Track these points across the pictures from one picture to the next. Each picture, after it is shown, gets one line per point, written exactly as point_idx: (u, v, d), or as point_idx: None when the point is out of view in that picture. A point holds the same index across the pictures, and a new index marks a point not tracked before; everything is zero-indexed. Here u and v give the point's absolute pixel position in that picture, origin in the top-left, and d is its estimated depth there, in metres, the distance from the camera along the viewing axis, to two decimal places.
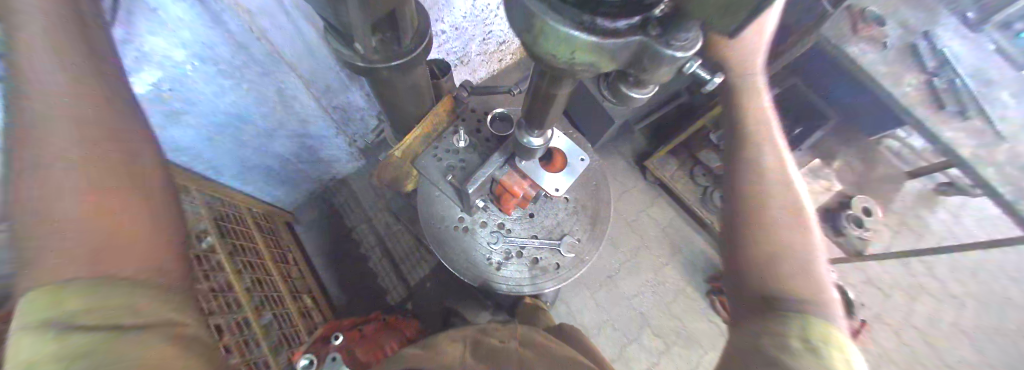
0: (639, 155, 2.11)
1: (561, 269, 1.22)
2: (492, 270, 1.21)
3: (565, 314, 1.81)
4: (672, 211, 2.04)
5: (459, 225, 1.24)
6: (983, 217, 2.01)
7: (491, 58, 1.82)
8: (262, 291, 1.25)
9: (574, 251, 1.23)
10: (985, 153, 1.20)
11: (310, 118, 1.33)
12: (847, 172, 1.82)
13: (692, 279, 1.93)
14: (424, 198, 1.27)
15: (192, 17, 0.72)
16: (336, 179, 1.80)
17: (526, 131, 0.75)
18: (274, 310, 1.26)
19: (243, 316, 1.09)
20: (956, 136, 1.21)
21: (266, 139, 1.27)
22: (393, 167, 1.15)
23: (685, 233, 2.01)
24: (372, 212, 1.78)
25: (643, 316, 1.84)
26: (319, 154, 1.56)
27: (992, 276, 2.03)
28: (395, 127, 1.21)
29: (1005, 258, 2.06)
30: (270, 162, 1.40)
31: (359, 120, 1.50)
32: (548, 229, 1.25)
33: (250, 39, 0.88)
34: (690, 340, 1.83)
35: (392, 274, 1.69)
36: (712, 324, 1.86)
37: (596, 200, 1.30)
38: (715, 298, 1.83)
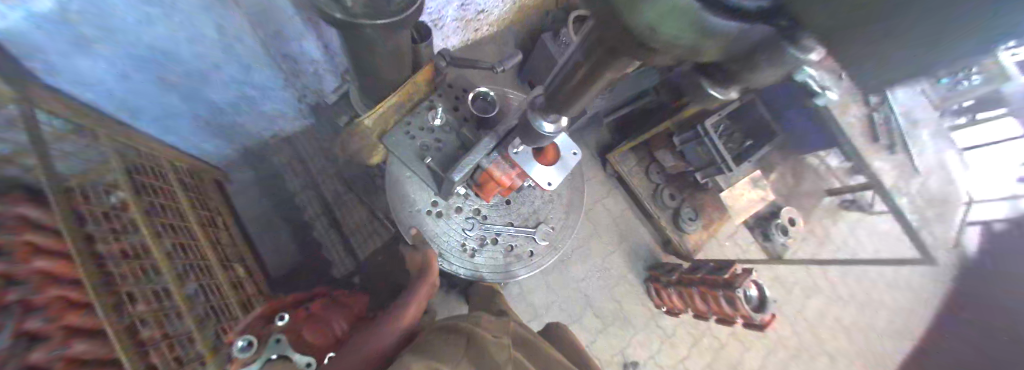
0: (602, 148, 2.60)
1: (533, 256, 1.31)
2: (464, 256, 1.26)
3: (518, 295, 2.32)
4: (631, 214, 2.65)
5: (431, 209, 1.26)
6: (859, 318, 2.82)
7: (468, 26, 1.99)
8: (185, 258, 1.18)
9: (547, 239, 1.33)
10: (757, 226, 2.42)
11: (256, 64, 1.35)
12: (790, 176, 2.33)
13: (638, 265, 2.61)
14: (392, 181, 1.25)
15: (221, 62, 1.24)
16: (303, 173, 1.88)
17: (537, 114, 0.73)
18: (199, 280, 1.19)
19: (157, 289, 1.02)
20: (705, 215, 2.51)
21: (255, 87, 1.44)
22: (356, 137, 1.15)
23: (634, 228, 2.65)
24: (320, 179, 1.89)
25: (587, 298, 2.46)
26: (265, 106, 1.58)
27: (869, 296, 2.87)
28: (364, 88, 1.17)
29: (882, 304, 2.88)
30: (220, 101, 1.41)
31: (312, 72, 1.55)
32: (518, 228, 1.30)
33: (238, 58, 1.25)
34: (629, 323, 2.51)
35: (341, 245, 1.82)
36: (647, 310, 2.56)
37: (570, 190, 1.41)
38: (652, 284, 2.51)
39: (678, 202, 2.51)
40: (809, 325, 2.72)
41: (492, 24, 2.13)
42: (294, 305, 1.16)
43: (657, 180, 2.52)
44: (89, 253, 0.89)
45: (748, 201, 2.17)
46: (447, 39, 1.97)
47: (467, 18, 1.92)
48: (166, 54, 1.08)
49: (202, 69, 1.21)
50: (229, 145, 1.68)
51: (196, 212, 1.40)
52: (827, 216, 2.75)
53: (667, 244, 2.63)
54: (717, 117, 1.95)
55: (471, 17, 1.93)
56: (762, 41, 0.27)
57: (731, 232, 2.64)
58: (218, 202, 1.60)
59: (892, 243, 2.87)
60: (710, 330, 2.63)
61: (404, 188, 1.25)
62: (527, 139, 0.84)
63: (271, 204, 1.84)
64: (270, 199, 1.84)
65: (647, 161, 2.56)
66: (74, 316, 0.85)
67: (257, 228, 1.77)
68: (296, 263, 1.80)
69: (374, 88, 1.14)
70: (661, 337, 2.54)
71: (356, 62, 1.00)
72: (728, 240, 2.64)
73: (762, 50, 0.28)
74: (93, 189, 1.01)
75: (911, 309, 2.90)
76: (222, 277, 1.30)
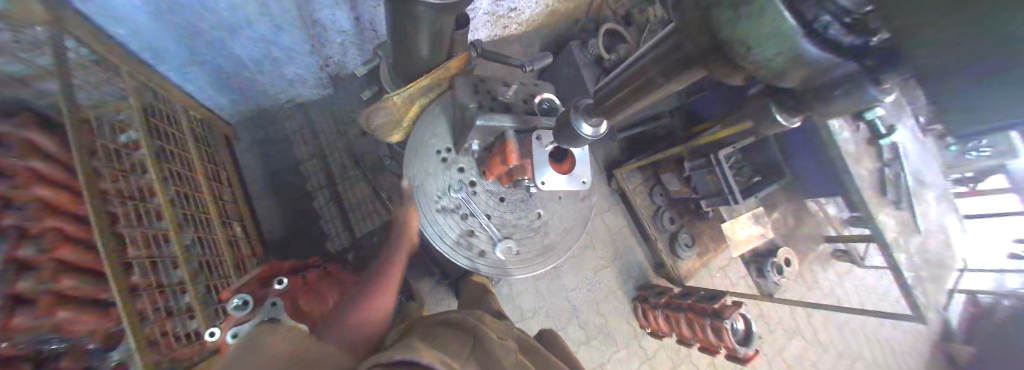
0: (610, 163, 2.60)
1: (480, 258, 1.24)
2: (433, 205, 1.22)
3: (506, 296, 2.30)
4: (629, 231, 2.66)
5: (439, 152, 1.25)
6: (837, 367, 2.83)
7: (497, 22, 1.98)
8: (187, 206, 1.16)
9: (504, 256, 1.26)
10: (751, 262, 2.43)
11: (288, 29, 1.34)
12: (789, 217, 2.35)
13: (628, 283, 2.61)
14: (416, 132, 1.25)
15: (251, 25, 1.25)
16: (312, 142, 1.86)
17: (584, 118, 0.85)
18: (198, 232, 1.17)
19: (155, 232, 1.01)
20: (701, 243, 2.52)
21: (279, 53, 1.45)
22: (381, 114, 1.15)
23: (629, 246, 2.65)
24: (328, 150, 1.87)
25: (574, 308, 2.45)
26: (287, 71, 1.58)
27: (848, 347, 2.89)
28: (395, 66, 1.17)
29: (861, 356, 2.89)
30: (245, 62, 1.41)
31: (339, 42, 1.53)
32: (498, 225, 1.27)
33: (267, 19, 1.25)
34: (611, 339, 2.50)
35: (339, 219, 1.80)
36: (631, 329, 2.55)
37: (564, 218, 1.38)
38: (639, 304, 2.52)
39: (676, 227, 2.50)
40: (788, 368, 2.72)
41: (521, 24, 2.13)
42: (291, 272, 1.15)
43: (658, 202, 2.52)
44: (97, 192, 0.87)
45: (748, 237, 2.17)
46: (474, 32, 1.97)
47: (498, 14, 1.92)
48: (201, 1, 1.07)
49: (233, 22, 1.20)
50: (244, 102, 1.66)
51: (204, 165, 1.39)
52: (819, 261, 2.77)
53: (659, 266, 2.64)
54: (730, 149, 1.95)
55: (502, 13, 1.92)
56: (845, 78, 0.40)
57: (722, 263, 2.66)
58: (225, 158, 1.59)
59: (877, 298, 2.91)
60: (690, 357, 2.63)
61: (419, 138, 1.25)
62: (563, 139, 0.93)
63: (275, 168, 1.82)
64: (275, 164, 1.83)
65: (651, 182, 2.57)
66: (68, 250, 0.90)
67: (257, 190, 1.75)
68: (291, 231, 1.77)
69: (407, 67, 1.14)
70: (641, 358, 2.53)
71: (394, 37, 1.00)
72: (718, 271, 2.65)
73: (842, 89, 0.42)
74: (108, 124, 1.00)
75: (887, 365, 2.92)
76: (219, 232, 1.29)
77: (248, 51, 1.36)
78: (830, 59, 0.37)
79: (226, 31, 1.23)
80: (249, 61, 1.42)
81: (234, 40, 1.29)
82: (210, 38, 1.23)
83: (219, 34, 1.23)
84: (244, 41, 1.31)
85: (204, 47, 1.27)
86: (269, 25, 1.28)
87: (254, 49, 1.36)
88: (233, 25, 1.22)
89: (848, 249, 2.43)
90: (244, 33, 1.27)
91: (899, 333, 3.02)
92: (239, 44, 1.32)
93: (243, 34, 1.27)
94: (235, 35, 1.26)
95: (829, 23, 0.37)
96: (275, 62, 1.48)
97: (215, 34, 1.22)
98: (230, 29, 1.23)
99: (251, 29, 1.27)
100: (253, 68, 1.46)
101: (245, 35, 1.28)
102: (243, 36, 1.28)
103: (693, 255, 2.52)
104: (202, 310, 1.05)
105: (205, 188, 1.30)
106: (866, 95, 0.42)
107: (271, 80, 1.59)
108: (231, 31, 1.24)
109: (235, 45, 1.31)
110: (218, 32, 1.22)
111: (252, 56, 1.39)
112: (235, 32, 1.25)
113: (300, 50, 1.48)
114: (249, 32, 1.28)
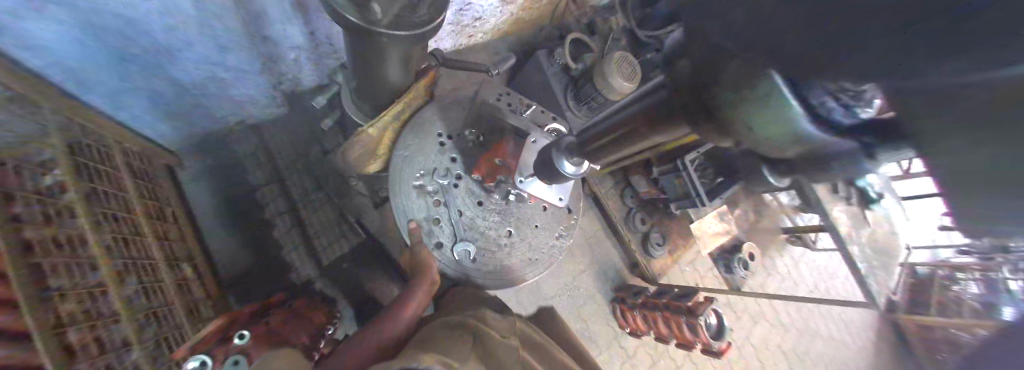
0: None
1: (434, 248, 1.12)
2: (411, 181, 1.14)
3: None
4: (604, 234, 2.73)
5: (441, 135, 1.21)
6: (798, 346, 3.07)
7: (462, 31, 1.97)
8: (128, 252, 1.03)
9: (459, 259, 1.13)
10: (718, 256, 2.57)
11: (235, 48, 1.24)
12: (749, 212, 2.52)
13: (606, 286, 2.67)
14: (420, 119, 1.20)
15: (194, 48, 1.15)
16: (268, 165, 1.73)
17: (562, 157, 0.94)
18: (142, 279, 1.04)
19: (90, 289, 0.89)
20: (672, 241, 2.63)
21: (229, 75, 1.34)
22: (354, 146, 1.11)
23: (605, 248, 2.72)
24: (286, 173, 1.75)
25: (555, 316, 2.46)
26: (239, 93, 1.47)
27: (807, 327, 3.14)
28: (358, 91, 1.12)
29: (818, 333, 3.16)
30: (189, 86, 1.30)
31: (293, 59, 1.43)
32: (465, 226, 1.16)
33: (212, 40, 1.15)
34: (593, 341, 2.53)
35: (303, 248, 1.68)
36: (612, 330, 2.61)
37: (546, 228, 1.28)
38: (618, 306, 2.58)
39: (648, 228, 2.60)
40: (756, 352, 2.92)
41: (488, 33, 2.12)
42: (252, 320, 1.04)
43: (630, 204, 2.60)
44: (19, 242, 0.76)
45: (714, 234, 2.31)
46: (438, 43, 1.94)
47: (461, 23, 1.91)
48: (131, 24, 0.97)
49: (170, 46, 1.10)
50: (191, 126, 1.51)
51: (143, 198, 1.25)
52: (777, 249, 3.00)
53: (635, 267, 2.72)
54: (692, 153, 2.07)
55: (467, 22, 1.91)
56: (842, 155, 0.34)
57: (691, 258, 2.80)
58: (169, 192, 1.44)
59: (828, 278, 3.19)
60: (669, 352, 2.73)
61: (418, 122, 1.20)
62: (546, 175, 1.02)
63: (229, 196, 1.67)
64: (226, 195, 1.67)
65: (622, 185, 2.64)
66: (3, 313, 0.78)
67: (209, 224, 1.61)
68: (250, 263, 1.63)
69: (374, 97, 1.11)
70: (623, 357, 2.59)
71: (357, 63, 0.96)
72: (688, 266, 2.79)
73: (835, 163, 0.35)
74: (25, 166, 0.88)
75: (840, 338, 3.22)
76: (168, 278, 1.15)
77: (193, 75, 1.26)
78: (828, 139, 0.33)
79: (162, 56, 1.12)
80: (197, 85, 1.31)
81: (175, 65, 1.18)
82: (145, 64, 1.12)
83: (156, 59, 1.12)
84: (186, 64, 1.20)
85: (140, 75, 1.15)
86: (215, 45, 1.18)
87: (199, 72, 1.26)
88: (171, 48, 1.11)
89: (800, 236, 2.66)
90: (184, 56, 1.16)
91: (848, 307, 3.34)
92: (184, 68, 1.21)
93: (185, 58, 1.17)
94: (176, 58, 1.16)
95: (832, 107, 0.33)
96: (225, 83, 1.38)
97: (154, 59, 1.12)
98: (167, 53, 1.12)
99: (193, 52, 1.17)
100: (201, 92, 1.35)
101: (186, 58, 1.17)
102: (185, 60, 1.18)
103: (666, 253, 2.61)
104: (152, 368, 0.94)
105: (145, 224, 1.16)
106: (865, 173, 0.35)
107: (221, 103, 1.48)
108: (170, 56, 1.14)
109: (176, 69, 1.20)
110: (157, 57, 1.12)
111: (196, 79, 1.28)
112: (176, 56, 1.15)
113: (254, 69, 1.38)
114: (193, 55, 1.18)
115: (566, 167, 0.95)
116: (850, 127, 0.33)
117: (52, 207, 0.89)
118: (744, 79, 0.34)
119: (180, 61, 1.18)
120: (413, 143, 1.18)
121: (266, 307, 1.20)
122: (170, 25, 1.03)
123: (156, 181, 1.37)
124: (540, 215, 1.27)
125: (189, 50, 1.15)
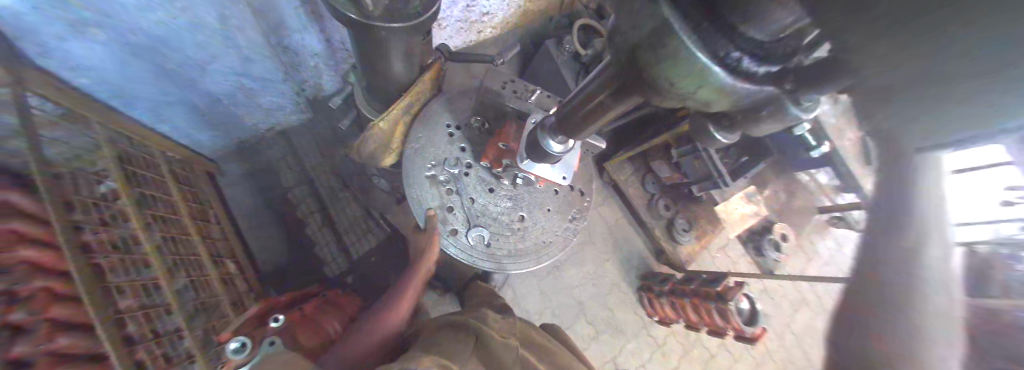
0: (601, 156, 2.61)
1: (451, 236, 1.13)
2: (425, 172, 1.17)
3: (512, 299, 2.30)
4: (626, 221, 2.66)
5: (448, 126, 1.23)
6: None
7: (472, 28, 1.98)
8: (177, 251, 1.14)
9: (476, 244, 1.15)
10: (751, 239, 2.44)
11: (258, 58, 1.31)
12: (783, 192, 2.36)
13: (630, 274, 2.61)
14: (428, 113, 1.23)
15: (221, 60, 1.23)
16: (297, 168, 1.84)
17: (550, 136, 0.92)
18: (190, 275, 1.15)
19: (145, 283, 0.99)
20: (699, 225, 2.53)
21: (252, 85, 1.43)
22: (369, 142, 1.14)
23: (628, 236, 2.66)
24: (313, 175, 1.84)
25: (580, 304, 2.44)
26: (265, 101, 1.55)
27: None
28: (369, 87, 1.15)
29: None
30: (219, 98, 1.39)
31: (314, 66, 1.51)
32: (478, 212, 1.17)
33: (233, 51, 1.22)
34: (619, 329, 2.49)
35: (335, 245, 1.78)
36: (639, 318, 2.56)
37: (559, 213, 1.27)
38: (644, 294, 2.51)
39: (672, 214, 2.50)
40: (797, 340, 2.75)
41: (497, 28, 2.11)
42: (288, 306, 1.14)
43: (652, 190, 2.52)
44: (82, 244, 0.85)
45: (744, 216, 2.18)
46: (448, 41, 1.96)
47: (469, 21, 1.91)
48: (165, 41, 1.05)
49: (200, 59, 1.18)
50: (225, 135, 1.62)
51: (189, 204, 1.37)
52: (817, 231, 2.80)
53: (660, 254, 2.63)
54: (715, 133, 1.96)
55: (476, 19, 1.92)
56: (767, 102, 0.37)
57: (721, 244, 2.67)
58: (211, 196, 1.57)
59: None
60: (700, 340, 2.64)
61: (426, 115, 1.23)
62: (534, 156, 1.00)
63: (265, 198, 1.80)
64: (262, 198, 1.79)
65: (643, 171, 2.55)
66: (61, 308, 0.87)
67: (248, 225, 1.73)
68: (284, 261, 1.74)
69: (384, 91, 1.13)
70: (651, 346, 2.53)
71: (364, 60, 0.98)
72: (718, 251, 2.67)
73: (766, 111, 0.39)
74: (84, 177, 0.98)
75: None
76: (212, 273, 1.26)
77: (221, 88, 1.35)
78: (743, 83, 0.35)
79: (192, 69, 1.21)
80: (226, 96, 1.40)
81: (204, 78, 1.27)
82: (178, 78, 1.21)
83: (187, 73, 1.21)
84: (214, 78, 1.29)
85: (176, 88, 1.25)
86: (241, 57, 1.26)
87: (225, 84, 1.34)
88: (200, 62, 1.19)
89: (842, 216, 2.46)
90: (212, 69, 1.25)
91: None
92: (214, 81, 1.31)
93: (213, 70, 1.26)
94: (204, 71, 1.24)
95: (739, 58, 0.35)
96: (249, 94, 1.46)
97: (186, 74, 1.21)
98: (195, 67, 1.20)
99: (220, 65, 1.25)
100: (228, 103, 1.44)
101: (213, 70, 1.26)
102: (213, 73, 1.27)
103: (693, 239, 2.51)
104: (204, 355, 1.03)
105: (190, 227, 1.28)
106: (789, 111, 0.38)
107: (250, 112, 1.57)
108: (199, 69, 1.22)
109: (208, 82, 1.29)
110: (190, 70, 1.20)
111: (222, 91, 1.37)
112: (205, 69, 1.23)
113: (276, 79, 1.47)
114: (220, 67, 1.26)
115: (551, 144, 0.93)
116: (762, 76, 0.35)
117: (105, 210, 0.98)
118: (655, 38, 0.36)
119: (209, 74, 1.26)
120: (423, 135, 1.20)
121: (303, 297, 1.29)
122: (196, 40, 1.10)
123: (195, 187, 1.48)
124: (553, 201, 1.28)
125: (216, 63, 1.23)
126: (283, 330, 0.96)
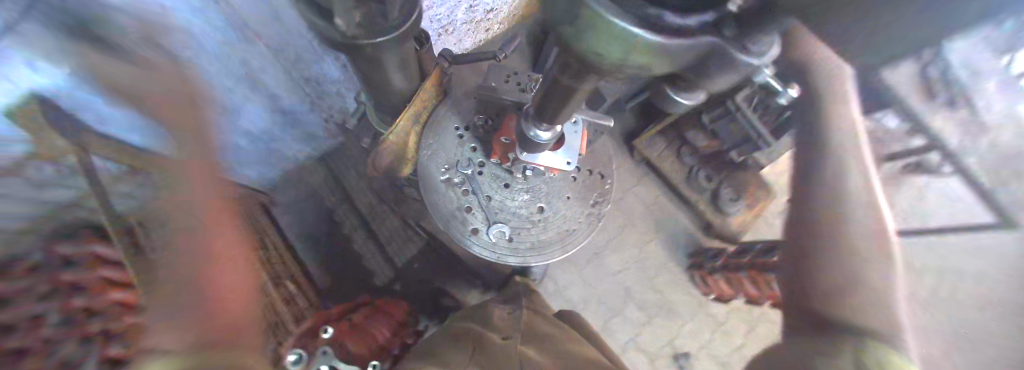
0: (628, 134, 2.49)
1: (473, 234, 1.15)
2: (441, 176, 1.19)
3: (554, 291, 2.29)
4: (666, 198, 2.51)
5: (457, 128, 1.24)
6: None
7: (477, 27, 1.98)
8: (241, 276, 1.29)
9: (498, 239, 1.15)
10: None
11: (281, 93, 1.42)
12: None
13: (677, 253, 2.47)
14: (437, 119, 1.25)
15: (250, 102, 1.34)
16: (335, 189, 1.98)
17: (534, 126, 0.89)
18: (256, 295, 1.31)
19: None
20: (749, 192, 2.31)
21: (282, 119, 1.55)
22: (386, 155, 1.19)
23: (671, 213, 2.50)
24: (351, 193, 1.97)
25: (626, 289, 2.36)
26: (298, 132, 1.69)
27: None
28: (378, 103, 1.19)
29: None
30: (255, 136, 1.53)
31: (336, 92, 1.60)
32: (496, 208, 1.17)
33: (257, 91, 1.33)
34: (672, 311, 2.37)
35: (379, 255, 1.90)
36: (693, 298, 2.41)
37: (581, 200, 1.23)
38: (696, 272, 2.36)
39: (716, 184, 2.31)
40: None
41: (502, 22, 2.09)
42: (339, 317, 1.23)
43: (689, 162, 2.35)
44: None
45: None
46: (455, 46, 1.97)
47: (473, 21, 1.91)
48: None
49: None
50: (270, 170, 1.78)
51: (248, 235, 1.54)
52: None
53: (709, 228, 2.45)
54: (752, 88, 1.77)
55: (480, 17, 1.92)
56: (708, 53, 0.36)
57: (779, 209, 2.42)
58: (266, 224, 1.75)
59: None
60: (767, 315, 2.41)
61: (434, 121, 1.24)
62: (525, 147, 0.98)
63: (312, 220, 1.96)
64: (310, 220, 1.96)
65: (677, 143, 2.39)
66: None
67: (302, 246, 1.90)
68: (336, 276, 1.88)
69: (392, 104, 1.17)
70: (711, 326, 2.38)
71: (366, 79, 1.02)
72: (777, 217, 2.41)
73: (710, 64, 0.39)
74: None
75: None
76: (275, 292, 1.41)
77: (256, 127, 1.48)
78: (682, 43, 0.33)
79: None
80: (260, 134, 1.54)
81: None
82: None
83: None
84: None
85: None
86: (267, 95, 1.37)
87: (258, 122, 1.47)
88: None
89: None
90: None
91: None
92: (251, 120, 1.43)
93: None
94: None
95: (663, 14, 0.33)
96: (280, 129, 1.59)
97: None
98: None
99: None
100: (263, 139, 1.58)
101: None
102: None
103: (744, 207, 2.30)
104: None
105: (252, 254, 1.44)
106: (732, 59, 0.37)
107: (286, 145, 1.72)
108: None
109: None
110: None
111: (258, 129, 1.50)
112: None
113: (302, 110, 1.58)
114: None
115: (537, 134, 0.90)
116: (695, 28, 0.34)
117: None
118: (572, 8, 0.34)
119: None
120: (434, 140, 1.23)
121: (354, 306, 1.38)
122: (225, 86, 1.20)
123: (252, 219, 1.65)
124: (575, 188, 1.24)
125: None
126: (333, 341, 1.03)
